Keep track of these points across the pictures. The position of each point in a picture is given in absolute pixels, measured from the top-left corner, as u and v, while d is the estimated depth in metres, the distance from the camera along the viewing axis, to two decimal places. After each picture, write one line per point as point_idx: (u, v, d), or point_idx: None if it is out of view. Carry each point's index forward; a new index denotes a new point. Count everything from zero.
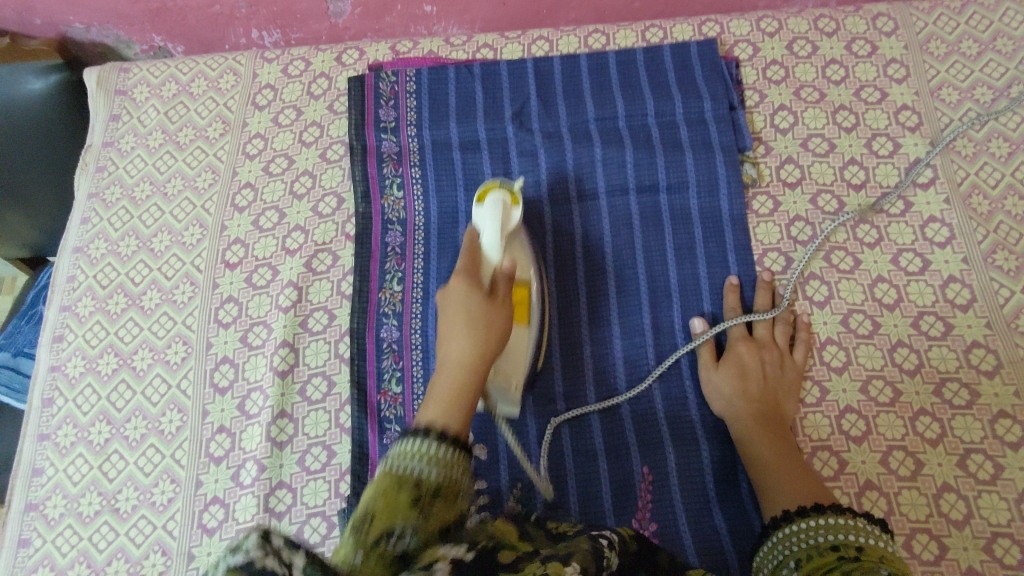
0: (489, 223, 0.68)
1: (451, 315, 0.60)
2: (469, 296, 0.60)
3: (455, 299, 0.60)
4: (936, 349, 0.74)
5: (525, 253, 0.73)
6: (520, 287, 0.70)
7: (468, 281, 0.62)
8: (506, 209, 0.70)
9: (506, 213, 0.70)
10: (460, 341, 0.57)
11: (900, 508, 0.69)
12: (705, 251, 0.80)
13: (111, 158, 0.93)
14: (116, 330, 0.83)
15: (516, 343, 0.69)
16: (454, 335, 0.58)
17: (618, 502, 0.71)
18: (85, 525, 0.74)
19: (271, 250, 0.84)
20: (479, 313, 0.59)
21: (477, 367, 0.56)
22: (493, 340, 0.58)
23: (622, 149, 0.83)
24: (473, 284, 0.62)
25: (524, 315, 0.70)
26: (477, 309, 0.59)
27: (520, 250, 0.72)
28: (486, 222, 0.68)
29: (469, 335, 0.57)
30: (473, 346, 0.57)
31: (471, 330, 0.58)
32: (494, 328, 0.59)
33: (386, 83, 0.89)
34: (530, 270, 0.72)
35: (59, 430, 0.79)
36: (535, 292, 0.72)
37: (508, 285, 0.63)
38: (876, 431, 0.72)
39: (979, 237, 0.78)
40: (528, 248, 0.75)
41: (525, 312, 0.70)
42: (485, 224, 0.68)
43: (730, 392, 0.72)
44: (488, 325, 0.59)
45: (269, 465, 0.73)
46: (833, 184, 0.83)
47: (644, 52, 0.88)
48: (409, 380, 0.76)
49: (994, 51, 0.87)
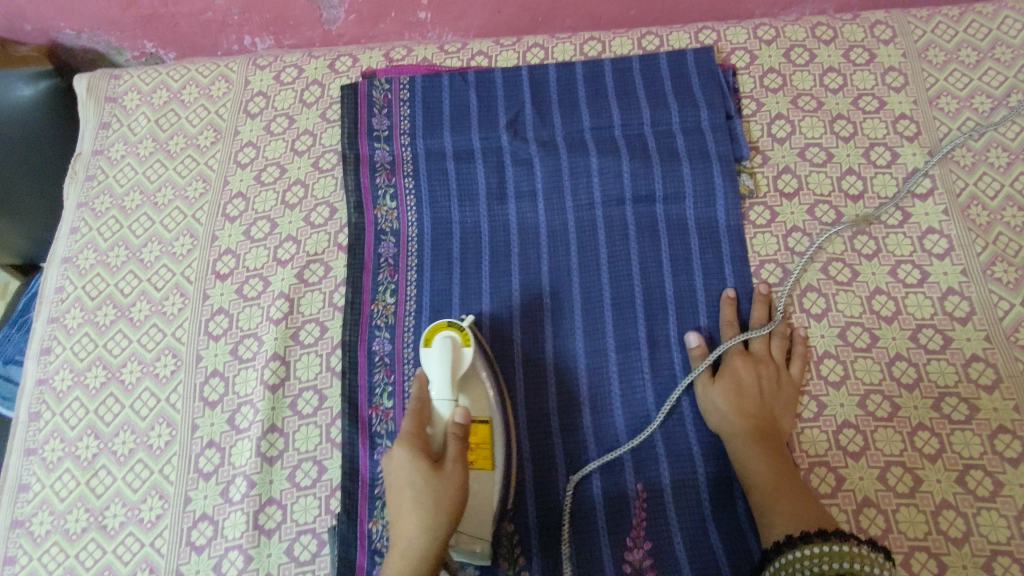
0: (437, 372, 0.68)
1: (401, 495, 0.60)
2: (415, 472, 0.60)
3: (402, 474, 0.61)
4: (935, 362, 0.73)
5: (485, 391, 0.71)
6: (480, 432, 0.69)
7: (412, 451, 0.61)
8: (457, 350, 0.70)
9: (457, 354, 0.69)
10: (409, 527, 0.58)
11: (898, 526, 0.68)
12: (701, 262, 0.79)
13: (100, 167, 0.92)
14: (105, 343, 0.82)
15: (478, 493, 0.67)
16: (404, 516, 0.59)
17: (613, 520, 0.70)
18: (72, 542, 0.73)
19: (262, 261, 0.83)
20: (425, 491, 0.59)
21: (428, 552, 0.57)
22: (442, 518, 0.58)
23: (618, 159, 0.82)
24: (419, 450, 0.61)
25: (485, 460, 0.68)
26: (423, 484, 0.59)
27: (480, 387, 0.71)
28: (433, 369, 0.68)
29: (418, 517, 0.58)
30: (422, 530, 0.58)
31: (420, 510, 0.58)
32: (444, 501, 0.59)
33: (379, 92, 0.88)
34: (491, 407, 0.71)
35: (46, 444, 0.78)
36: (498, 429, 0.70)
37: (459, 448, 0.62)
38: (874, 446, 0.71)
39: (978, 248, 0.77)
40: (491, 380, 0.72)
41: (486, 456, 0.68)
42: (434, 371, 0.68)
43: (726, 408, 0.71)
44: (436, 500, 0.59)
45: (259, 481, 0.72)
46: (831, 194, 0.82)
47: (639, 61, 0.87)
48: (401, 395, 0.75)
49: (994, 59, 0.86)
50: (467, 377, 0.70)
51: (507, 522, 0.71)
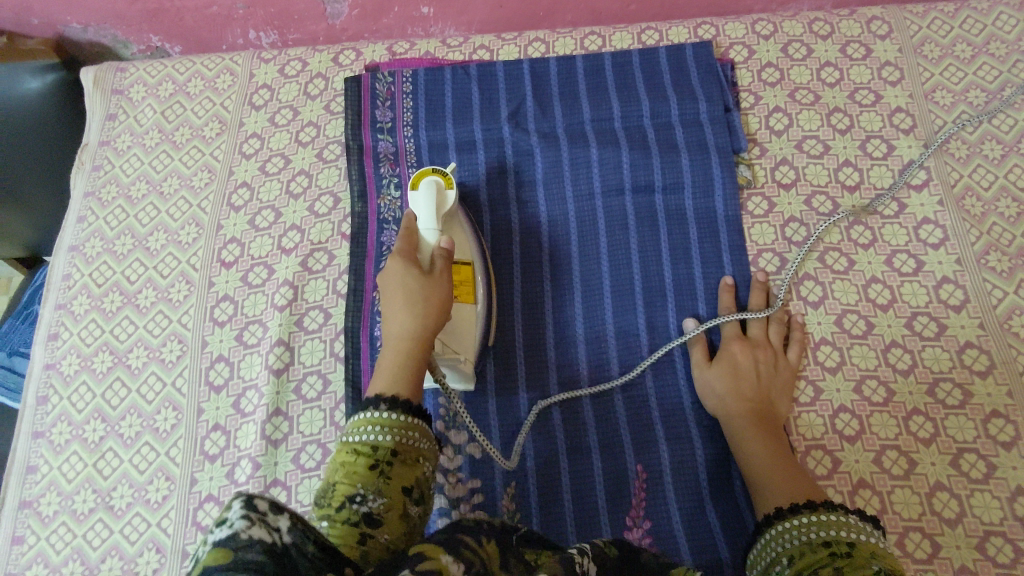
0: (423, 208, 0.73)
1: (392, 294, 0.64)
2: (406, 274, 0.65)
3: (394, 277, 0.65)
4: (930, 349, 0.75)
5: (466, 233, 0.77)
6: (463, 265, 0.74)
7: (403, 261, 0.66)
8: (440, 192, 0.75)
9: (440, 195, 0.75)
10: (400, 316, 0.63)
11: (893, 507, 0.69)
12: (700, 250, 0.80)
13: (107, 157, 0.94)
14: (111, 329, 0.83)
15: (463, 318, 0.72)
16: (394, 310, 0.63)
17: (613, 500, 0.71)
18: (79, 522, 0.74)
19: (267, 249, 0.84)
20: (416, 288, 0.64)
21: (419, 339, 0.62)
22: (431, 312, 0.63)
23: (619, 150, 0.84)
24: (410, 262, 0.67)
25: (469, 291, 0.73)
26: (415, 283, 0.64)
27: (461, 230, 0.77)
28: (421, 206, 0.73)
29: (409, 310, 0.63)
30: (413, 322, 0.62)
31: (411, 304, 0.63)
32: (432, 299, 0.64)
33: (383, 84, 0.89)
34: (473, 249, 0.76)
35: (53, 427, 0.79)
36: (480, 269, 0.76)
37: (445, 262, 0.68)
38: (870, 430, 0.72)
39: (972, 238, 0.78)
40: (471, 228, 0.79)
41: (470, 288, 0.74)
42: (421, 208, 0.73)
43: (723, 392, 0.72)
44: (425, 297, 0.64)
45: (264, 463, 0.73)
46: (828, 186, 0.83)
47: (640, 54, 0.89)
48: None
49: (987, 55, 0.88)
50: (451, 217, 0.76)
51: (508, 502, 0.72)
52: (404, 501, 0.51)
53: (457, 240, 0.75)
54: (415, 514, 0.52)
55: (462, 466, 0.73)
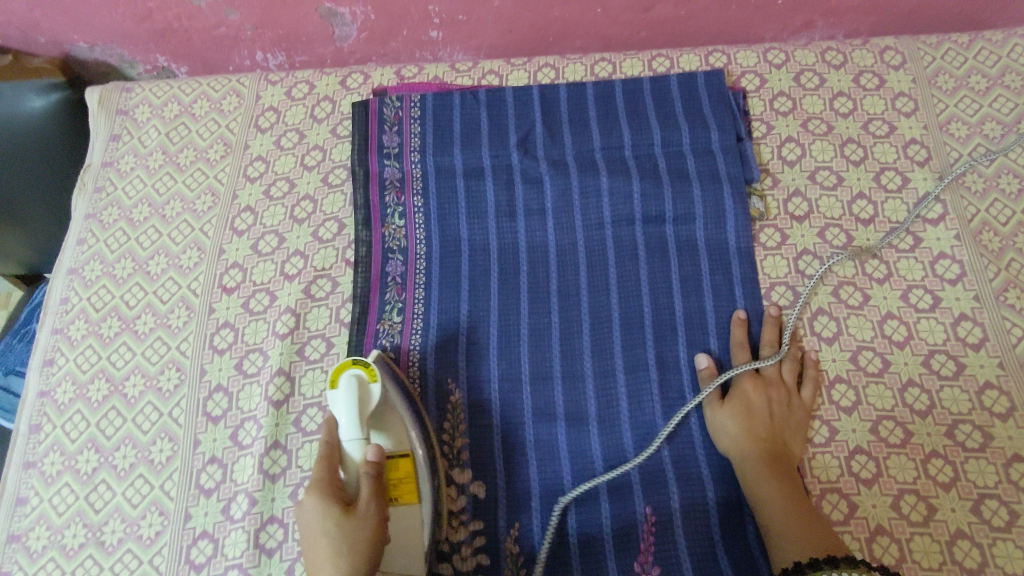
0: (344, 412, 0.66)
1: (314, 543, 0.58)
2: (327, 517, 0.58)
3: (312, 521, 0.58)
4: (948, 388, 0.72)
5: (401, 422, 0.69)
6: (400, 464, 0.67)
7: (322, 498, 0.59)
8: (363, 386, 0.68)
9: (364, 391, 0.67)
10: (326, 573, 0.56)
11: (912, 556, 0.66)
12: (711, 283, 0.78)
13: (110, 179, 0.92)
14: (108, 355, 0.81)
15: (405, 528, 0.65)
16: (320, 563, 0.57)
17: (620, 543, 0.69)
18: (69, 558, 0.72)
19: (269, 275, 0.83)
20: (341, 533, 0.57)
21: None
22: (361, 558, 0.57)
23: (629, 179, 0.82)
24: (329, 497, 0.59)
25: (411, 492, 0.66)
26: (338, 529, 0.57)
27: (394, 419, 0.69)
28: (342, 408, 0.66)
29: (333, 564, 0.56)
30: (341, 572, 0.56)
31: (336, 556, 0.56)
32: (361, 541, 0.57)
33: (390, 109, 0.88)
34: (410, 438, 0.69)
35: (45, 457, 0.77)
36: (421, 458, 0.69)
37: (373, 486, 0.61)
38: (887, 473, 0.70)
39: (990, 274, 0.77)
40: (405, 407, 0.71)
41: (412, 489, 0.67)
42: (342, 411, 0.66)
43: (736, 431, 0.70)
44: (353, 540, 0.57)
45: (260, 499, 0.71)
46: (841, 219, 0.82)
47: (650, 82, 0.88)
48: (410, 312, 0.79)
49: (1003, 87, 0.87)
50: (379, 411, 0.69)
51: (511, 544, 0.70)
52: None
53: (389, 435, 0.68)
54: None
55: (466, 506, 0.71)
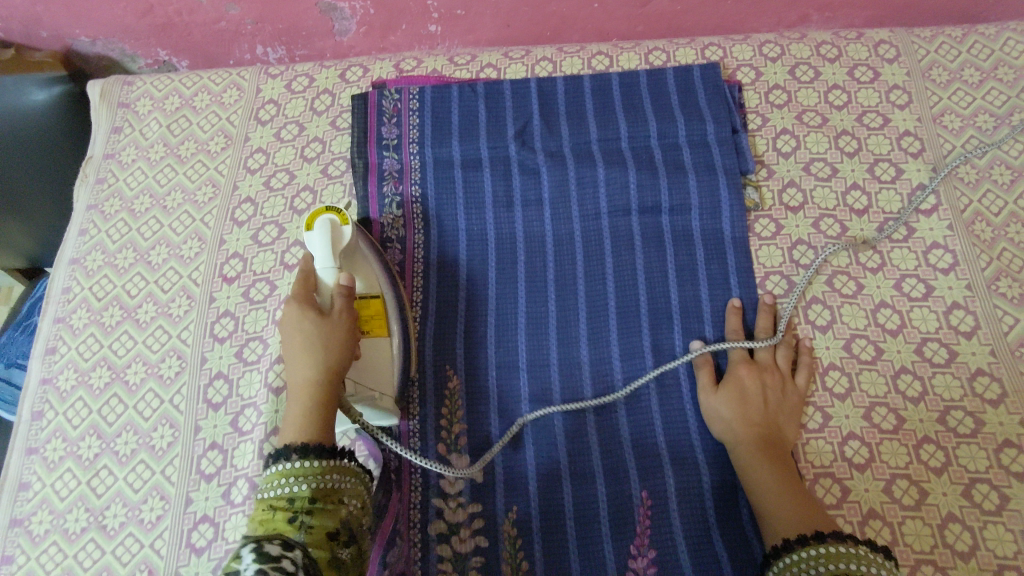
0: (319, 248, 0.71)
1: (291, 338, 0.65)
2: (303, 319, 0.65)
3: (291, 324, 0.66)
4: (941, 376, 0.73)
5: (372, 264, 0.75)
6: (372, 299, 0.73)
7: (300, 305, 0.66)
8: (335, 228, 0.73)
9: (336, 231, 0.72)
10: (301, 360, 0.63)
11: (904, 539, 0.67)
12: (707, 272, 0.79)
13: (111, 171, 0.93)
14: (110, 343, 0.82)
15: (375, 351, 0.72)
16: (295, 355, 0.63)
17: (617, 527, 0.70)
18: (70, 542, 0.72)
19: (269, 265, 0.84)
20: (316, 332, 0.65)
21: (325, 379, 0.62)
22: (332, 353, 0.64)
23: (625, 169, 0.83)
24: (306, 306, 0.67)
25: (380, 324, 0.73)
26: (313, 328, 0.65)
27: (366, 261, 0.75)
28: (317, 246, 0.72)
29: (308, 354, 0.63)
30: (315, 362, 0.63)
31: (311, 350, 0.63)
32: (333, 340, 0.65)
33: (389, 101, 0.89)
34: (381, 280, 0.74)
35: (47, 444, 0.77)
36: (392, 297, 0.74)
37: (345, 301, 0.68)
38: (879, 458, 0.71)
39: (983, 264, 0.78)
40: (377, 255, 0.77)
41: (382, 321, 0.73)
42: (316, 249, 0.71)
43: (730, 416, 0.71)
44: (325, 338, 0.65)
45: (261, 483, 0.72)
46: (836, 209, 0.82)
47: (647, 74, 0.89)
48: (410, 273, 0.81)
49: (996, 80, 0.88)
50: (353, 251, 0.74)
51: (509, 527, 0.70)
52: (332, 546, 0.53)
53: (361, 272, 0.74)
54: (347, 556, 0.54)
55: (463, 490, 0.72)
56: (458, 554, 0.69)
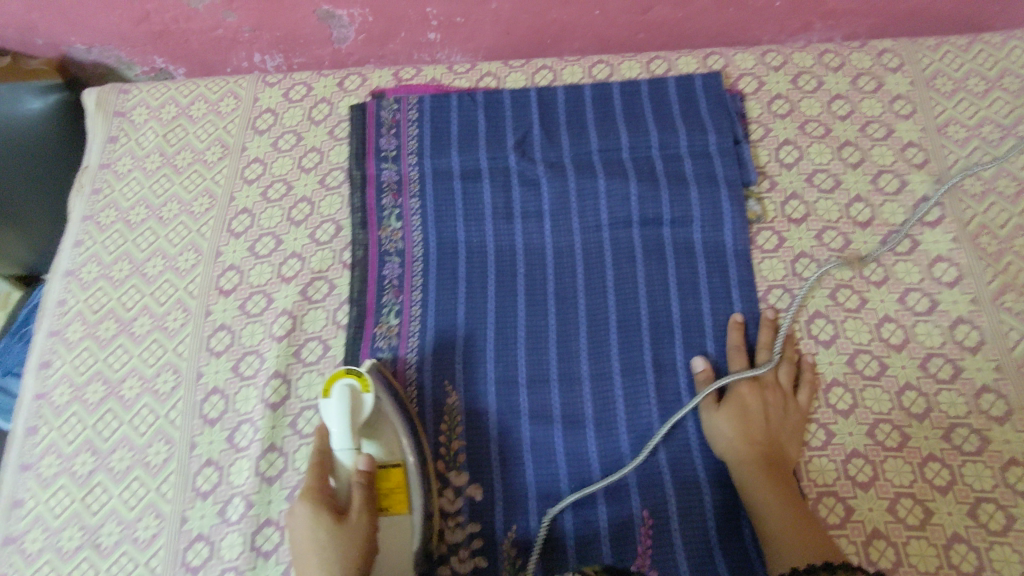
0: (336, 425, 0.67)
1: (304, 544, 0.61)
2: (316, 525, 0.61)
3: (304, 527, 0.61)
4: (946, 392, 0.72)
5: (394, 430, 0.70)
6: (393, 472, 0.67)
7: (314, 504, 0.62)
8: (356, 398, 0.68)
9: (355, 403, 0.68)
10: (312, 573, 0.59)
11: (909, 560, 0.66)
12: (709, 286, 0.78)
13: (107, 180, 0.92)
14: (105, 357, 0.81)
15: (396, 538, 0.66)
16: (308, 571, 0.59)
17: (617, 546, 0.69)
18: (65, 561, 0.72)
19: (266, 277, 0.83)
20: (328, 540, 0.60)
21: None
22: (344, 567, 0.59)
23: (626, 182, 0.82)
24: (321, 505, 0.62)
25: (400, 501, 0.67)
26: (326, 533, 0.60)
27: (388, 427, 0.70)
28: (334, 420, 0.67)
29: (318, 565, 0.59)
30: None
31: (324, 558, 0.59)
32: (347, 546, 0.60)
33: (388, 112, 0.88)
34: (404, 446, 0.69)
35: (42, 459, 0.77)
36: (412, 466, 0.68)
37: (362, 494, 0.63)
38: (883, 477, 0.70)
39: (988, 277, 0.77)
40: (400, 413, 0.71)
41: (402, 498, 0.67)
42: (334, 422, 0.67)
43: (732, 434, 0.70)
44: (339, 546, 0.60)
45: (257, 502, 0.71)
46: (839, 221, 0.81)
47: (648, 84, 0.88)
48: (409, 260, 0.82)
49: (1001, 89, 0.87)
50: (373, 422, 0.70)
51: (510, 546, 0.70)
52: None
53: (381, 444, 0.69)
54: None
55: (462, 508, 0.71)
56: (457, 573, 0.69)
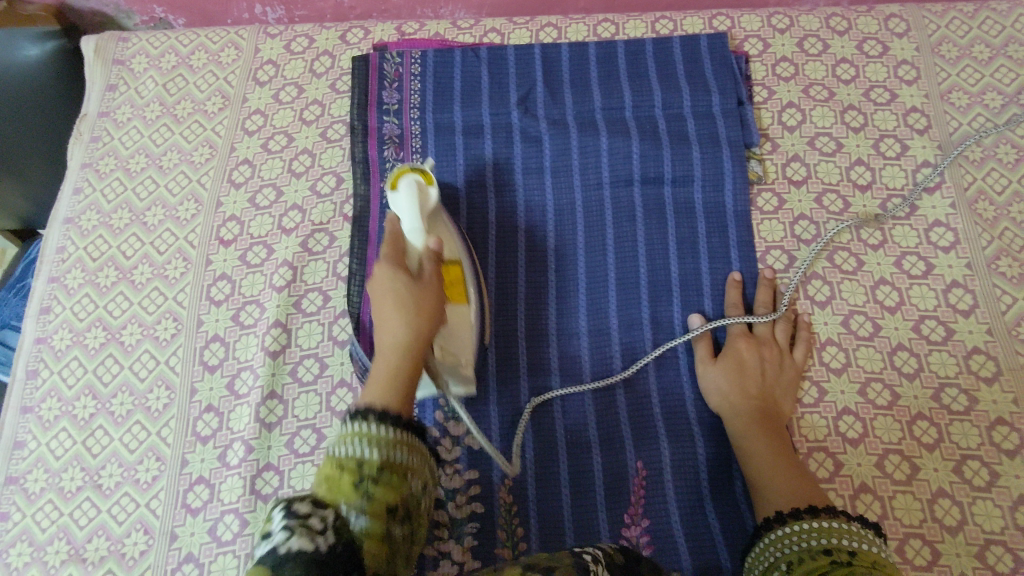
0: (406, 207, 0.68)
1: (380, 299, 0.57)
2: (393, 278, 0.57)
3: (382, 282, 0.57)
4: (937, 353, 0.73)
5: (451, 231, 0.73)
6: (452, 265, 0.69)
7: (390, 262, 0.58)
8: (422, 189, 0.71)
9: (422, 193, 0.71)
10: (392, 320, 0.55)
11: (894, 513, 0.68)
12: (707, 245, 0.79)
13: (106, 129, 0.91)
14: (105, 304, 0.81)
15: (455, 321, 0.68)
16: (386, 316, 0.55)
17: (611, 496, 0.70)
18: (66, 500, 0.72)
19: (267, 229, 0.83)
20: (406, 289, 0.56)
21: (417, 345, 0.55)
22: (426, 313, 0.56)
23: (629, 139, 0.82)
24: (396, 264, 0.59)
25: (459, 293, 0.69)
26: (405, 287, 0.56)
27: (445, 228, 0.72)
28: (404, 208, 0.69)
29: (399, 312, 0.55)
30: (407, 325, 0.55)
31: (403, 310, 0.55)
32: (426, 300, 0.57)
33: (391, 64, 0.87)
34: (460, 250, 0.72)
35: (43, 403, 0.77)
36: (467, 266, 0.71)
37: (435, 263, 0.60)
38: (873, 434, 0.71)
39: (984, 243, 0.77)
40: (454, 228, 0.74)
41: (460, 290, 0.69)
42: (403, 209, 0.68)
43: (727, 388, 0.71)
44: (418, 298, 0.56)
45: (257, 447, 0.72)
46: (839, 184, 0.82)
47: (653, 43, 0.87)
48: None
49: (1006, 57, 0.86)
50: (434, 215, 0.71)
51: (505, 494, 0.71)
52: (390, 526, 0.44)
53: (443, 238, 0.70)
54: (401, 537, 0.46)
55: (460, 457, 0.72)
56: (454, 519, 0.70)
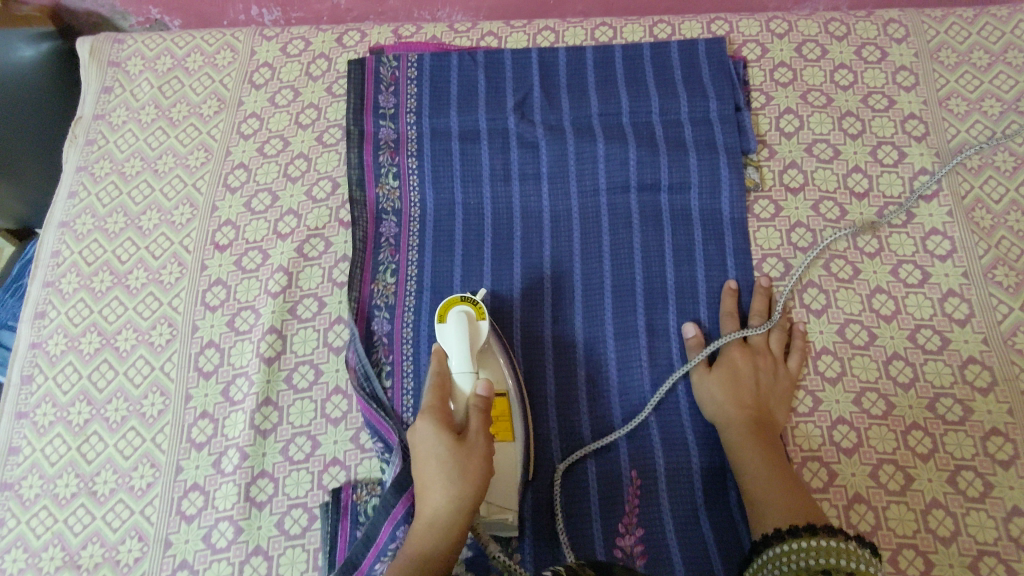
0: (455, 345, 0.66)
1: (425, 465, 0.58)
2: (438, 445, 0.58)
3: (426, 446, 0.59)
4: (932, 363, 0.73)
5: (500, 363, 0.70)
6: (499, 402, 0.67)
7: (436, 421, 0.59)
8: (473, 325, 0.68)
9: (473, 328, 0.68)
10: (434, 492, 0.57)
11: (887, 523, 0.68)
12: (704, 253, 0.79)
13: (101, 132, 0.91)
14: (100, 309, 0.81)
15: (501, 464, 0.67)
16: (429, 487, 0.57)
17: (605, 505, 0.70)
18: (61, 507, 0.73)
19: (262, 234, 0.82)
20: (450, 459, 0.57)
21: (457, 520, 0.56)
22: (468, 484, 0.57)
23: (626, 146, 0.82)
24: (442, 424, 0.59)
25: (506, 429, 0.69)
26: (449, 456, 0.58)
27: (496, 360, 0.70)
28: (453, 345, 0.67)
29: (444, 491, 0.57)
30: (448, 500, 0.56)
31: (445, 480, 0.57)
32: (470, 471, 0.57)
33: (387, 68, 0.87)
34: (510, 380, 0.70)
35: (38, 409, 0.77)
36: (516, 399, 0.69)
37: (481, 421, 0.60)
38: (867, 444, 0.71)
39: (980, 252, 0.77)
40: (505, 354, 0.72)
41: (506, 426, 0.68)
42: (452, 347, 0.66)
43: (722, 398, 0.71)
44: (462, 468, 0.57)
45: (252, 454, 0.72)
46: (836, 192, 0.82)
47: (651, 48, 0.87)
48: (407, 219, 0.82)
49: (1005, 63, 0.86)
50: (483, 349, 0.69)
51: None
52: None
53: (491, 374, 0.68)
54: None
55: None
56: None
